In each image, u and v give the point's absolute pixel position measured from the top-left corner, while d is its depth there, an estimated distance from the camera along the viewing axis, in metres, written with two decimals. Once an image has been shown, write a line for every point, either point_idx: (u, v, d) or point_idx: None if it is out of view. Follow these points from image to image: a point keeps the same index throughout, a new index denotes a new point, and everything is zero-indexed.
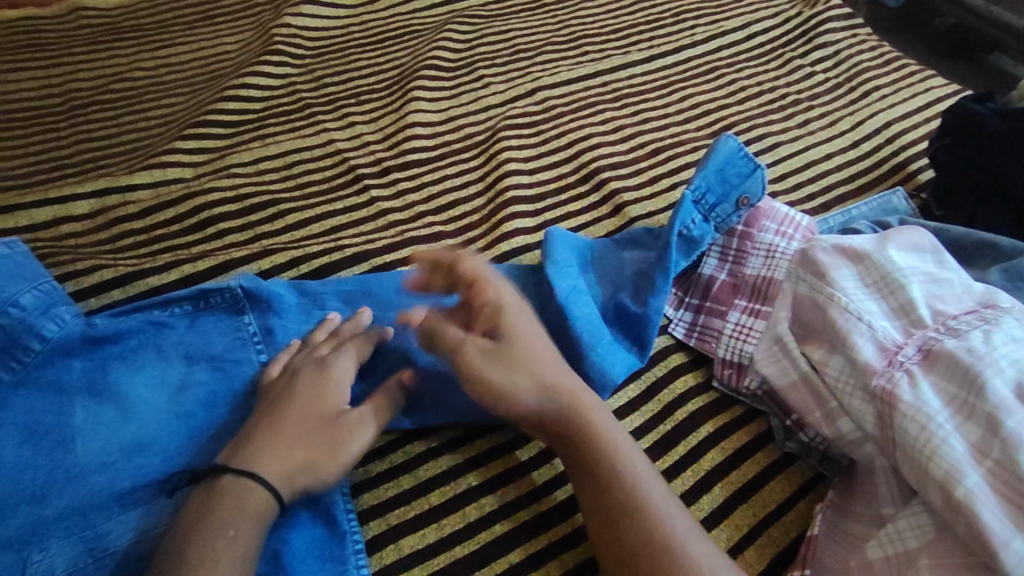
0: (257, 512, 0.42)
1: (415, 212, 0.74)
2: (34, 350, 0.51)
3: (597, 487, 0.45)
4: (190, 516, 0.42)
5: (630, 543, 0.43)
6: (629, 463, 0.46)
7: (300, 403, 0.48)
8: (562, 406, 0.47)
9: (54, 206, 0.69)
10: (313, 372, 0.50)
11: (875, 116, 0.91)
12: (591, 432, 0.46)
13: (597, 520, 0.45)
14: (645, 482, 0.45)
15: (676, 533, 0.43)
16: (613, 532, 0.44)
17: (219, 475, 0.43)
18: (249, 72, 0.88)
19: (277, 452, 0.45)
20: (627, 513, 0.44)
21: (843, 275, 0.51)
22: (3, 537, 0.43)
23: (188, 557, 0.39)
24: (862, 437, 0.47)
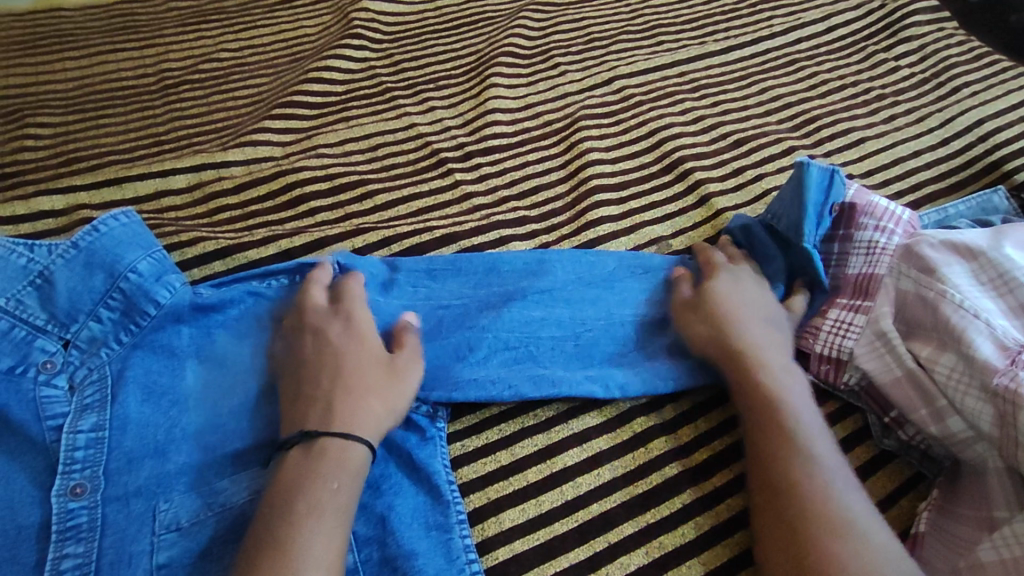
0: (354, 467, 0.44)
1: (499, 197, 0.75)
2: (149, 314, 0.53)
3: (770, 439, 0.48)
4: (290, 470, 0.44)
5: (790, 492, 0.45)
6: (811, 429, 0.49)
7: (349, 359, 0.50)
8: (755, 364, 0.52)
9: (156, 180, 0.72)
10: (339, 325, 0.52)
11: (966, 113, 0.88)
12: (783, 393, 0.51)
13: (760, 470, 0.48)
14: (818, 445, 0.48)
15: (839, 494, 0.45)
16: (774, 481, 0.46)
17: (314, 438, 0.45)
18: (332, 55, 0.89)
19: (358, 405, 0.47)
20: (795, 467, 0.46)
21: (957, 272, 0.53)
22: (132, 487, 0.46)
23: (295, 506, 0.41)
24: (973, 437, 0.49)
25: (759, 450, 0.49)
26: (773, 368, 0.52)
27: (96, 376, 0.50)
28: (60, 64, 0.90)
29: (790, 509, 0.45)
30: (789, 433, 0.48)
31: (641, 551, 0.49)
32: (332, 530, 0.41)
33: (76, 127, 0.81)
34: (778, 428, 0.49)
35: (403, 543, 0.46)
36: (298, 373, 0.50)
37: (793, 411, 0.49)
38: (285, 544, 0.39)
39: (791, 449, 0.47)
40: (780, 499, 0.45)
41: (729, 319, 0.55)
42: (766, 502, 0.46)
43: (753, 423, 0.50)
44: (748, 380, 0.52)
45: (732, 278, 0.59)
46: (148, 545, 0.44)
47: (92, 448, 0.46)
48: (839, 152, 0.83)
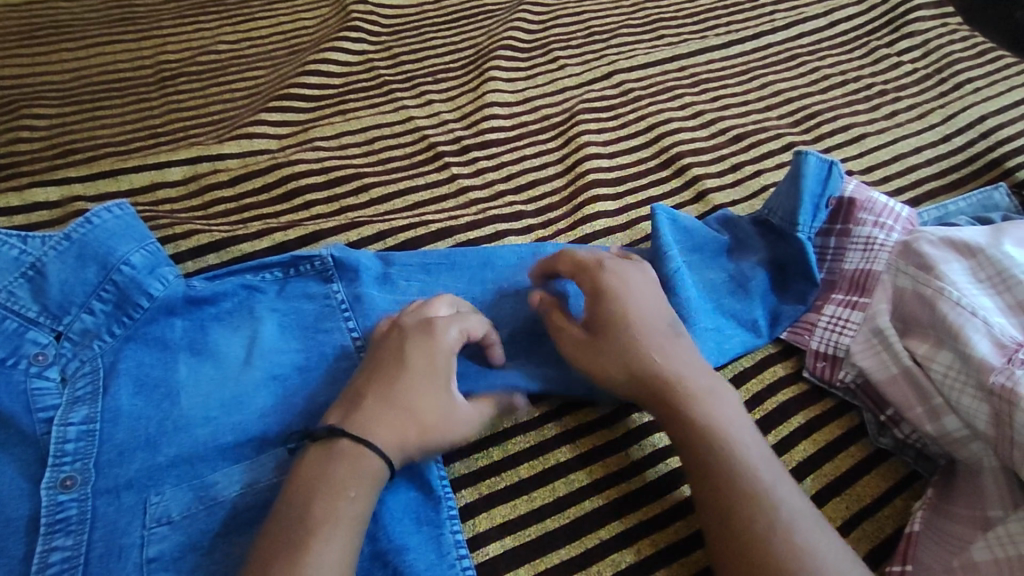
0: (373, 476, 0.43)
1: (496, 191, 0.75)
2: (142, 307, 0.52)
3: (712, 484, 0.45)
4: (307, 472, 0.43)
5: (746, 539, 0.42)
6: (750, 458, 0.45)
7: (417, 383, 0.47)
8: (682, 398, 0.48)
9: (151, 172, 0.72)
10: (424, 342, 0.49)
11: (969, 109, 0.87)
12: (716, 426, 0.47)
13: (709, 516, 0.44)
14: (765, 476, 0.45)
15: (795, 530, 0.42)
16: (727, 529, 0.43)
17: (335, 437, 0.44)
18: (329, 47, 0.89)
19: (389, 424, 0.45)
20: (746, 509, 0.43)
21: (955, 269, 0.53)
22: (122, 480, 0.46)
23: (313, 511, 0.41)
24: (968, 436, 0.49)
25: (704, 495, 0.45)
26: (700, 397, 0.48)
27: (89, 369, 0.50)
28: (57, 55, 0.89)
29: (751, 560, 0.41)
30: (732, 475, 0.44)
31: (632, 549, 0.49)
32: (347, 539, 0.41)
33: (72, 119, 0.81)
34: (719, 469, 0.45)
35: (393, 537, 0.46)
36: (362, 374, 0.48)
37: (731, 445, 0.46)
38: (300, 550, 0.39)
39: (737, 491, 0.44)
40: (737, 549, 0.42)
41: (639, 351, 0.50)
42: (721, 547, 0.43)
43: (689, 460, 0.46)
44: (675, 412, 0.48)
45: (618, 290, 0.53)
46: (138, 539, 0.44)
47: (83, 441, 0.46)
48: (839, 147, 0.82)
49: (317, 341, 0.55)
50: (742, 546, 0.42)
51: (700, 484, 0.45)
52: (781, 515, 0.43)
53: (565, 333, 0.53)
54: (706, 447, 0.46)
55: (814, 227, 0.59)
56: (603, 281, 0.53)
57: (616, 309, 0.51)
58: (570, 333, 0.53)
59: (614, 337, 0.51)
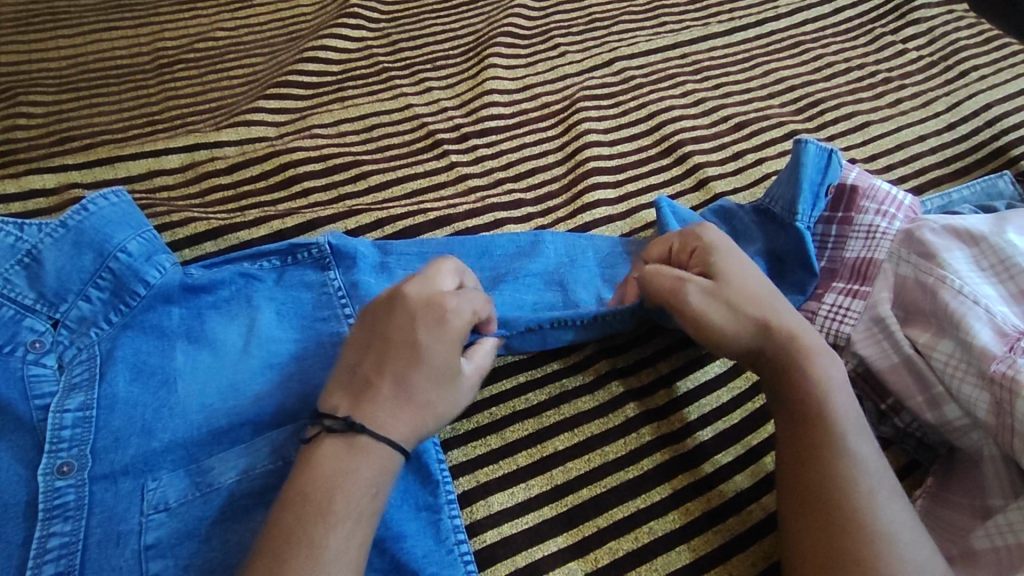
0: (392, 473, 0.43)
1: (496, 179, 0.74)
2: (139, 294, 0.52)
3: (806, 438, 0.45)
4: (328, 463, 0.42)
5: (828, 501, 0.43)
6: (852, 425, 0.46)
7: (429, 374, 0.45)
8: (792, 353, 0.48)
9: (148, 159, 0.72)
10: (435, 324, 0.46)
11: (974, 97, 0.86)
12: (828, 386, 0.47)
13: (793, 469, 0.45)
14: (861, 444, 0.45)
15: (877, 502, 0.43)
16: (809, 485, 0.44)
17: (357, 433, 0.43)
18: (328, 34, 0.88)
19: (405, 420, 0.44)
20: (830, 469, 0.44)
21: (957, 258, 0.53)
22: (119, 466, 0.45)
23: (333, 506, 0.40)
24: (968, 424, 0.49)
25: (791, 448, 0.46)
26: (809, 354, 0.48)
27: (86, 356, 0.49)
28: (54, 42, 0.89)
29: (827, 520, 0.42)
30: (825, 433, 0.45)
31: (629, 537, 0.49)
32: (363, 538, 0.41)
33: (68, 106, 0.80)
34: (819, 428, 0.45)
35: (392, 525, 0.45)
36: (371, 353, 0.46)
37: (838, 407, 0.46)
38: (320, 549, 0.39)
39: (831, 454, 0.44)
40: (813, 506, 0.43)
41: (759, 303, 0.51)
42: (793, 493, 0.45)
43: (784, 408, 0.48)
44: (780, 364, 0.49)
45: (732, 250, 0.54)
46: (135, 526, 0.44)
47: (79, 427, 0.46)
48: (843, 136, 0.81)
49: (315, 329, 0.55)
50: (821, 505, 0.43)
51: (794, 438, 0.46)
52: (868, 485, 0.43)
53: (686, 286, 0.51)
54: (813, 403, 0.46)
55: (812, 217, 0.59)
56: (710, 237, 0.55)
57: (732, 264, 0.53)
58: (689, 286, 0.51)
59: (731, 287, 0.51)
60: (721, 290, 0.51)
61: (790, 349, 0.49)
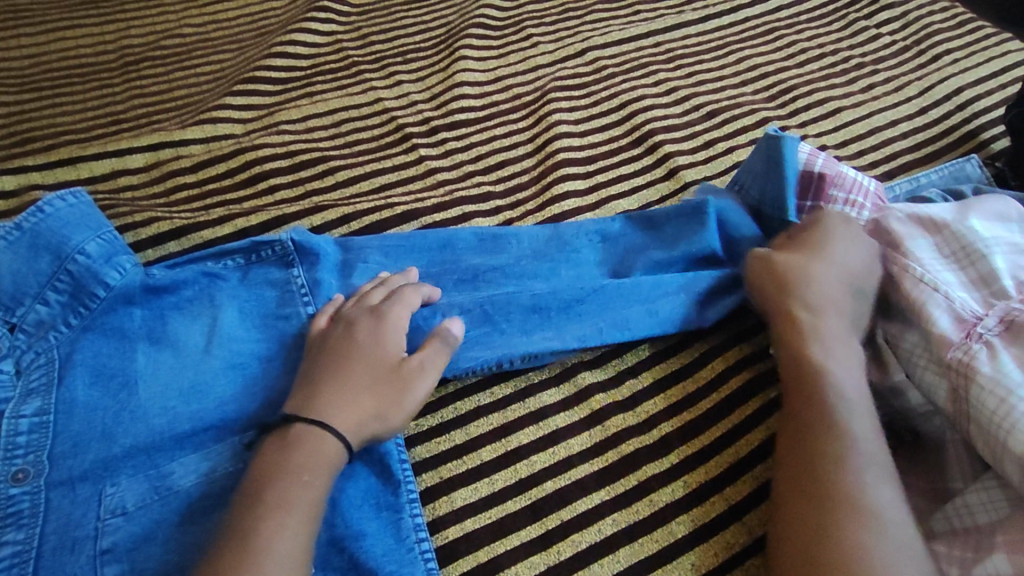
0: (330, 461, 0.43)
1: (464, 172, 0.73)
2: (99, 296, 0.51)
3: (808, 410, 0.46)
4: (264, 460, 0.43)
5: (815, 480, 0.43)
6: (855, 404, 0.45)
7: (365, 364, 0.48)
8: (812, 330, 0.49)
9: (111, 159, 0.70)
10: (371, 323, 0.50)
11: (946, 81, 0.86)
12: (843, 365, 0.47)
13: (789, 447, 0.45)
14: (860, 425, 0.44)
15: (864, 482, 0.42)
16: (801, 461, 0.44)
17: (292, 425, 0.44)
18: (296, 28, 0.87)
19: (347, 403, 0.45)
20: (824, 442, 0.44)
21: (919, 245, 0.53)
22: (78, 471, 0.45)
23: (266, 498, 0.41)
24: (931, 411, 0.50)
25: (794, 419, 0.46)
26: (829, 334, 0.49)
27: (44, 360, 0.49)
28: (16, 41, 0.87)
29: (810, 498, 0.42)
30: (827, 405, 0.45)
31: (593, 529, 0.49)
32: (301, 526, 0.40)
33: (30, 106, 0.79)
34: (818, 407, 0.45)
35: (351, 523, 0.45)
36: (316, 357, 0.49)
37: (843, 386, 0.46)
38: (249, 538, 0.39)
39: (829, 429, 0.44)
40: (800, 484, 0.43)
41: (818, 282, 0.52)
42: (786, 461, 0.45)
43: (795, 380, 0.48)
44: (800, 338, 0.49)
45: (846, 234, 0.54)
46: (92, 531, 0.43)
47: (35, 433, 0.46)
48: (815, 122, 0.81)
49: (277, 328, 0.54)
50: (808, 485, 0.43)
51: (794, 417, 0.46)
52: (859, 466, 0.42)
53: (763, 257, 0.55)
54: (818, 382, 0.46)
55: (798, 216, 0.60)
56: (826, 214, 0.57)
57: (831, 245, 0.54)
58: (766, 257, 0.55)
59: (794, 260, 0.53)
60: (786, 261, 0.53)
61: (814, 326, 0.49)
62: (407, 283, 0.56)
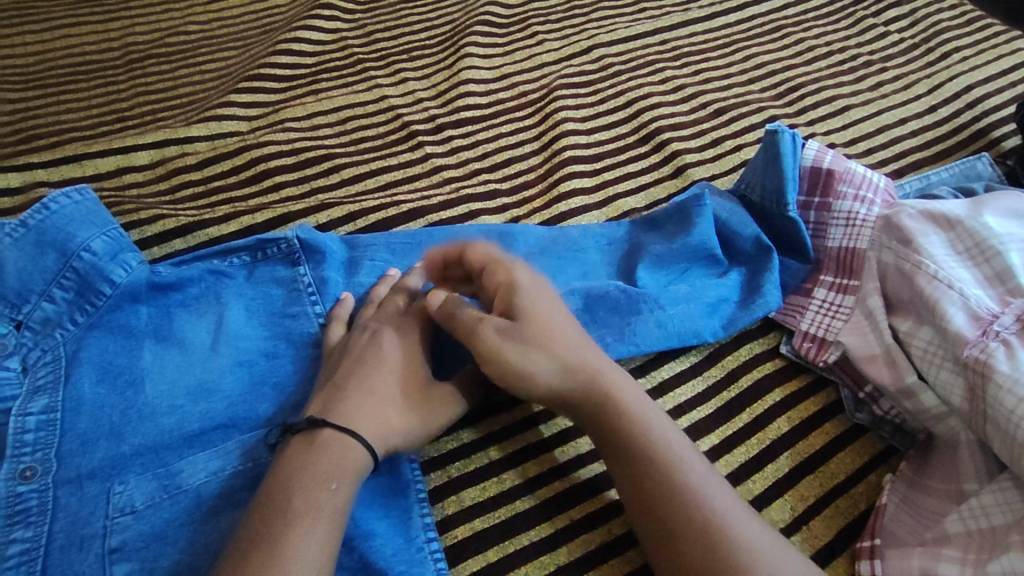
0: (356, 468, 0.43)
1: (470, 170, 0.73)
2: (105, 295, 0.51)
3: (641, 483, 0.43)
4: (289, 466, 0.42)
5: (668, 522, 0.42)
6: (676, 457, 0.44)
7: (392, 373, 0.48)
8: (597, 396, 0.46)
9: (116, 156, 0.70)
10: (398, 334, 0.51)
11: (955, 79, 0.86)
12: (636, 421, 0.45)
13: (630, 494, 0.44)
14: (676, 452, 0.44)
15: (718, 509, 0.42)
16: (661, 539, 0.42)
17: (319, 429, 0.44)
18: (301, 26, 0.86)
19: (377, 414, 0.46)
20: (670, 514, 0.42)
21: (933, 242, 0.52)
22: (85, 470, 0.45)
23: (293, 505, 0.40)
24: (945, 412, 0.48)
25: (634, 498, 0.44)
26: (613, 392, 0.46)
27: (50, 358, 0.49)
28: (20, 38, 0.87)
29: (676, 542, 0.41)
30: (654, 472, 0.43)
31: (604, 529, 0.49)
32: (328, 534, 0.40)
33: (35, 103, 0.79)
34: (643, 448, 0.44)
35: (359, 523, 0.45)
36: (340, 362, 0.49)
37: (655, 443, 0.44)
38: (278, 545, 0.38)
39: (667, 498, 0.42)
40: (659, 529, 0.42)
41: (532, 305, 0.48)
42: (656, 543, 0.43)
43: (616, 457, 0.45)
44: (596, 408, 0.46)
45: (517, 272, 0.49)
46: (100, 529, 0.43)
47: (43, 430, 0.45)
48: (823, 120, 0.81)
49: (283, 326, 0.54)
50: (665, 529, 0.42)
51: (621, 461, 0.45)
52: (707, 519, 0.41)
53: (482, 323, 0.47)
54: (624, 423, 0.45)
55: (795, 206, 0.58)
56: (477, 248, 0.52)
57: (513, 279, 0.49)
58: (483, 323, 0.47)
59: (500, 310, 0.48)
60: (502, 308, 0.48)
61: (596, 389, 0.46)
62: (421, 283, 0.56)
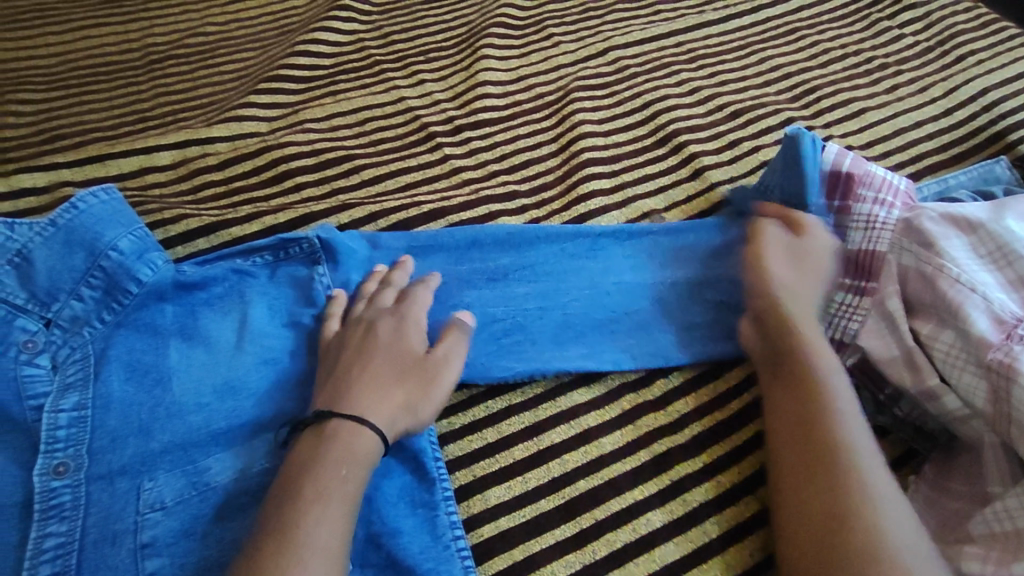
0: (365, 455, 0.44)
1: (489, 171, 0.74)
2: (132, 293, 0.52)
3: (806, 427, 0.47)
4: (301, 455, 0.43)
5: (813, 465, 0.45)
6: (848, 420, 0.47)
7: (389, 356, 0.49)
8: (804, 354, 0.50)
9: (139, 156, 0.71)
10: (389, 320, 0.52)
11: (971, 82, 0.86)
12: (828, 380, 0.49)
13: (780, 426, 0.49)
14: (849, 416, 0.47)
15: (868, 469, 0.44)
16: (804, 476, 0.45)
17: (326, 419, 0.45)
18: (319, 27, 0.87)
19: (380, 395, 0.46)
20: (828, 459, 0.45)
21: (954, 245, 0.53)
22: (116, 466, 0.45)
23: (303, 491, 0.41)
24: (969, 414, 0.49)
25: (793, 436, 0.47)
26: (815, 351, 0.50)
27: (80, 356, 0.49)
28: (42, 39, 0.88)
29: (812, 483, 0.44)
30: (821, 421, 0.47)
31: (628, 528, 0.49)
32: (339, 519, 0.41)
33: (58, 104, 0.80)
34: (816, 397, 0.48)
35: (387, 521, 0.46)
36: (339, 355, 0.50)
37: (835, 400, 0.47)
38: (289, 532, 0.39)
39: (827, 445, 0.45)
40: (804, 468, 0.45)
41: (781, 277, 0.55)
42: (795, 478, 0.46)
43: (789, 398, 0.49)
44: (789, 355, 0.51)
45: (776, 253, 0.56)
46: (132, 524, 0.43)
47: (74, 427, 0.46)
48: (839, 123, 0.81)
49: (305, 325, 0.55)
50: (809, 468, 0.45)
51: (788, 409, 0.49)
52: (862, 480, 0.43)
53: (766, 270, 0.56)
54: (809, 372, 0.49)
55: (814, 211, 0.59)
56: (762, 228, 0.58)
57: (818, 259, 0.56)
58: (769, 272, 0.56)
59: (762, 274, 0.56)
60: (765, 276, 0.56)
61: (795, 343, 0.51)
62: (407, 279, 0.57)
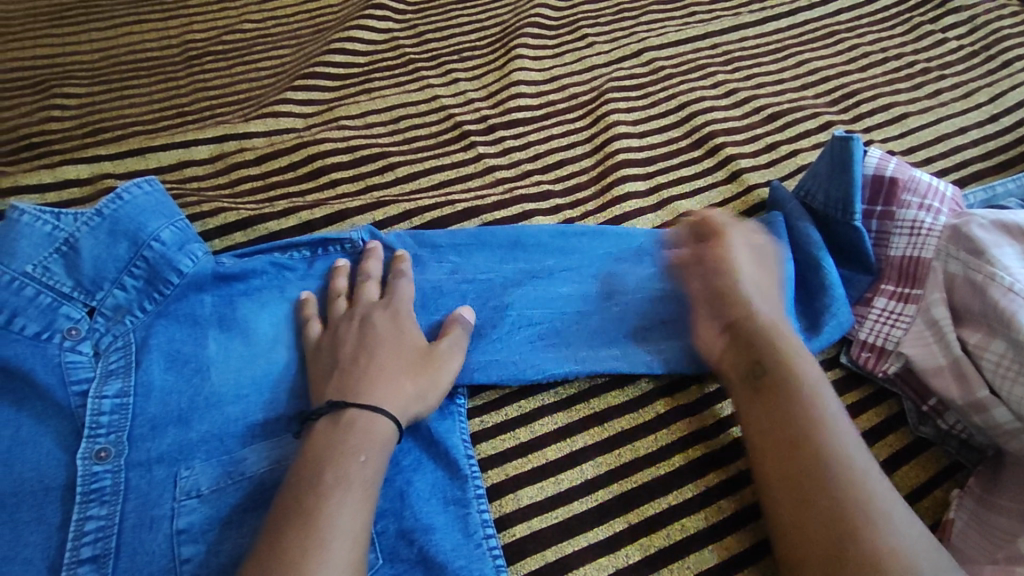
0: (381, 439, 0.44)
1: (523, 171, 0.74)
2: (172, 283, 0.52)
3: (784, 428, 0.45)
4: (317, 445, 0.43)
5: (798, 468, 0.43)
6: (830, 422, 0.45)
7: (384, 346, 0.49)
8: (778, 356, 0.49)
9: (178, 150, 0.72)
10: (383, 313, 0.52)
11: (1018, 88, 0.83)
12: (809, 386, 0.47)
13: (760, 428, 0.47)
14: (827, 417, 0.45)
15: (857, 471, 0.42)
16: (787, 475, 0.43)
17: (342, 409, 0.45)
18: (355, 26, 0.88)
19: (390, 385, 0.47)
20: (813, 461, 0.43)
21: (1006, 253, 0.51)
22: (155, 454, 0.46)
23: (323, 476, 0.41)
24: (1019, 429, 0.47)
25: (769, 438, 0.46)
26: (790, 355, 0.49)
27: (122, 343, 0.50)
28: (86, 36, 0.90)
29: (811, 495, 0.41)
30: (801, 423, 0.45)
31: (663, 534, 0.49)
32: (357, 502, 0.41)
33: (101, 98, 0.81)
34: (786, 386, 0.47)
35: (420, 517, 0.47)
36: (338, 351, 0.49)
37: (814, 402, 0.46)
38: (310, 517, 0.39)
39: (806, 446, 0.43)
40: (786, 469, 0.43)
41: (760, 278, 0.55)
42: (785, 484, 0.43)
43: (762, 402, 0.47)
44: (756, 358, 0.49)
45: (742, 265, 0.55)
46: (169, 510, 0.44)
47: (117, 413, 0.47)
48: (880, 128, 0.79)
49: None
50: (791, 467, 0.43)
51: (768, 418, 0.46)
52: (850, 481, 0.41)
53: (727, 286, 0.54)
54: (783, 371, 0.48)
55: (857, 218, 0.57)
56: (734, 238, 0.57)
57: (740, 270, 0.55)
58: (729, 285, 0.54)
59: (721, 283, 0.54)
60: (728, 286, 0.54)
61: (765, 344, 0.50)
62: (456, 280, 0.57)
